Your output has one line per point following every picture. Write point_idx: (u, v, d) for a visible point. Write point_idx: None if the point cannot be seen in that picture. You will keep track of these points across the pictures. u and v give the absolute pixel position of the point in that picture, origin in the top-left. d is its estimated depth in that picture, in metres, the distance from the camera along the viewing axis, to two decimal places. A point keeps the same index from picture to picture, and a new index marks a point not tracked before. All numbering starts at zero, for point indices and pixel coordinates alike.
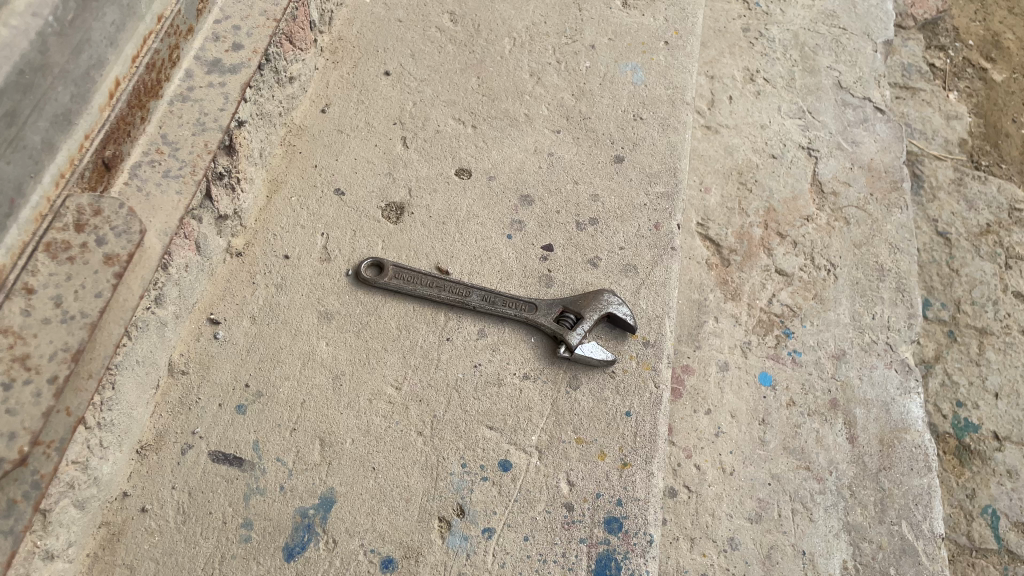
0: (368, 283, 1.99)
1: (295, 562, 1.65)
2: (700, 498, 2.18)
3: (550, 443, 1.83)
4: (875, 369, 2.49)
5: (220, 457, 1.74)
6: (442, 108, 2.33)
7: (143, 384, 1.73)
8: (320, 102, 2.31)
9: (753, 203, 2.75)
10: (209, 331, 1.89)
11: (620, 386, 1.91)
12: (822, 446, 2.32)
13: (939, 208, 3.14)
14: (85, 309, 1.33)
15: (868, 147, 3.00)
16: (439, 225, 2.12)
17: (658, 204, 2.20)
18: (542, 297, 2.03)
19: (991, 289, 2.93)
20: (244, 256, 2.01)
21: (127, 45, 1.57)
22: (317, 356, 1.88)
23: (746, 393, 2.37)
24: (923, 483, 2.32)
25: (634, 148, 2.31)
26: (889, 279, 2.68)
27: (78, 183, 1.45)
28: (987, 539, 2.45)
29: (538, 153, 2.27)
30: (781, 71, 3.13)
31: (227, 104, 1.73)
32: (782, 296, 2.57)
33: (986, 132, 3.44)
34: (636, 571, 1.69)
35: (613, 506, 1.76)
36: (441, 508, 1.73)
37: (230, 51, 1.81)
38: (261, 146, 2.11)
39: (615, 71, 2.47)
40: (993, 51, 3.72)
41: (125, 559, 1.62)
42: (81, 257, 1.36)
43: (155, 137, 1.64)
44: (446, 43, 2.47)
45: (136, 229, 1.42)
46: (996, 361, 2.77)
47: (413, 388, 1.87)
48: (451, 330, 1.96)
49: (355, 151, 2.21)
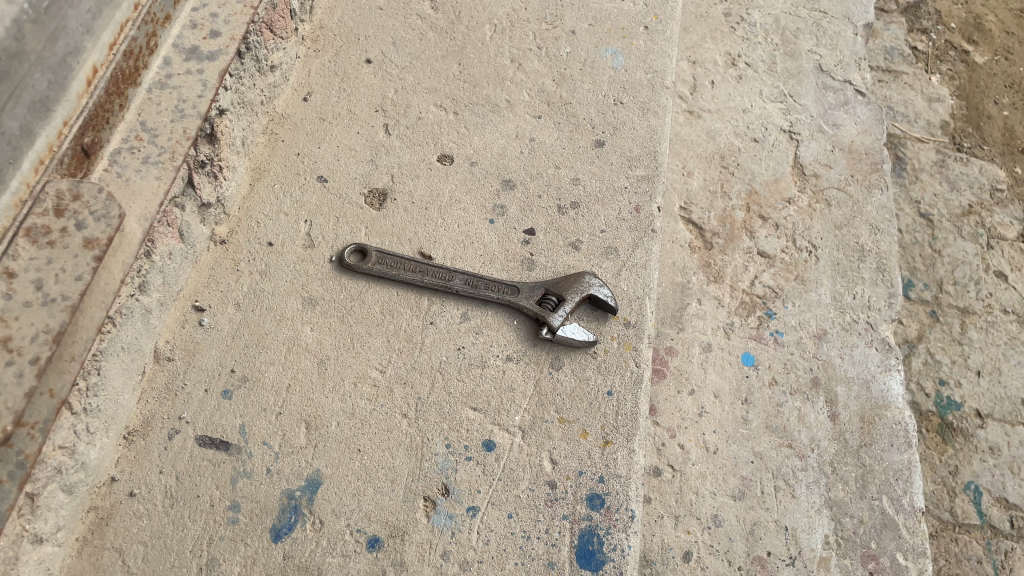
0: (352, 269, 2.01)
1: (282, 543, 1.67)
2: (684, 476, 2.21)
3: (533, 423, 1.85)
4: (856, 348, 2.52)
5: (207, 441, 1.76)
6: (424, 95, 2.35)
7: (129, 370, 1.75)
8: (302, 91, 2.32)
9: (735, 186, 2.77)
10: (194, 318, 1.91)
11: (602, 366, 1.94)
12: (804, 424, 2.36)
13: (922, 189, 3.17)
14: (66, 292, 1.35)
15: (848, 129, 3.03)
16: (422, 210, 2.14)
17: (638, 187, 2.23)
18: (524, 280, 2.05)
19: (973, 270, 2.97)
20: (228, 243, 2.03)
21: (103, 33, 1.60)
22: (302, 341, 1.90)
23: (729, 373, 2.40)
24: (903, 458, 2.36)
25: (615, 132, 2.33)
26: (869, 259, 2.71)
27: (57, 170, 1.47)
28: (970, 514, 2.49)
29: (520, 139, 2.29)
30: (762, 55, 3.15)
31: (205, 91, 1.74)
32: (764, 278, 2.61)
33: (968, 114, 3.47)
34: (618, 546, 1.73)
35: (595, 483, 1.79)
36: (426, 488, 1.76)
37: (208, 38, 1.82)
38: (244, 135, 2.13)
39: (596, 56, 2.49)
40: (975, 34, 3.75)
41: (114, 543, 1.65)
42: (61, 241, 1.38)
43: (134, 124, 1.65)
44: (427, 31, 2.49)
45: (115, 214, 1.44)
46: (978, 340, 2.81)
47: (397, 371, 1.89)
48: (435, 314, 1.98)
49: (337, 138, 2.23)
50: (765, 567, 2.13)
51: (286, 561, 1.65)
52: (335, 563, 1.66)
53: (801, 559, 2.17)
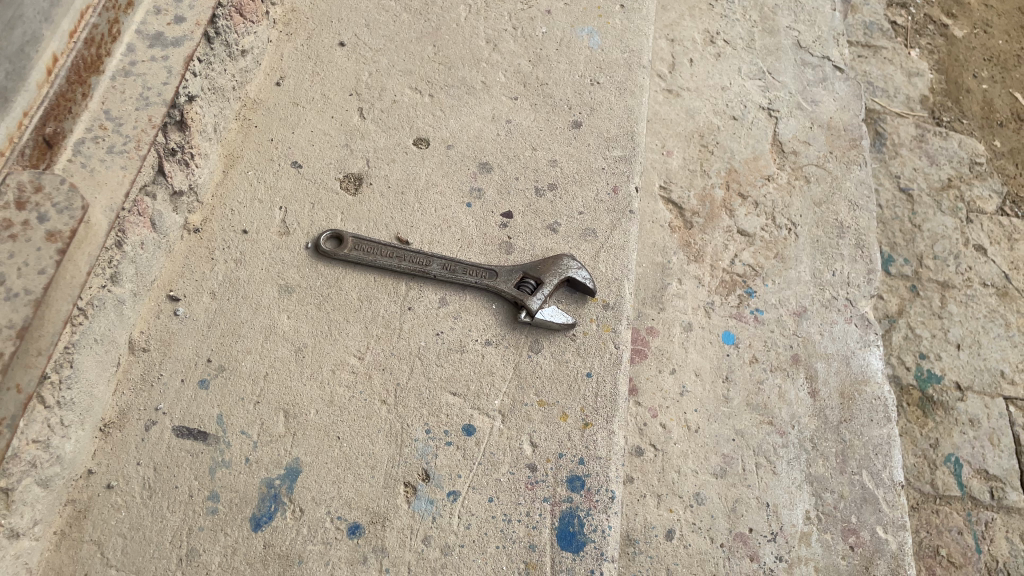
0: (328, 255, 1.99)
1: (262, 532, 1.67)
2: (666, 455, 2.22)
3: (513, 407, 1.85)
4: (835, 324, 2.53)
5: (185, 432, 1.75)
6: (398, 77, 2.32)
7: (103, 362, 1.73)
8: (274, 75, 2.29)
9: (714, 164, 2.77)
10: (169, 308, 1.89)
11: (581, 348, 1.94)
12: (785, 401, 2.37)
13: (902, 164, 3.18)
14: (30, 286, 1.35)
15: (827, 106, 3.02)
16: (399, 195, 2.12)
17: (616, 168, 2.22)
18: (502, 264, 2.04)
19: (952, 244, 2.99)
20: (202, 232, 2.01)
21: (63, 21, 1.60)
22: (279, 329, 1.89)
23: (709, 351, 2.40)
24: (883, 433, 2.38)
25: (591, 112, 2.32)
26: (849, 236, 2.72)
27: (19, 161, 1.46)
28: (951, 486, 2.52)
29: (496, 121, 2.28)
30: (740, 32, 3.13)
31: (170, 78, 1.72)
32: (744, 257, 2.61)
33: (948, 88, 3.47)
34: (599, 527, 1.74)
35: (575, 465, 1.79)
36: (406, 474, 1.76)
37: (172, 24, 1.79)
38: (215, 121, 2.10)
39: (572, 36, 2.47)
40: (954, 7, 3.74)
41: (93, 535, 1.64)
42: (24, 234, 1.38)
43: (97, 113, 1.62)
44: (400, 12, 2.45)
45: (78, 205, 1.43)
46: (958, 314, 2.83)
47: (376, 358, 1.88)
48: (413, 299, 1.97)
49: (311, 123, 2.20)
50: (747, 543, 2.15)
51: (267, 549, 1.65)
52: (316, 550, 1.66)
53: (782, 535, 2.18)
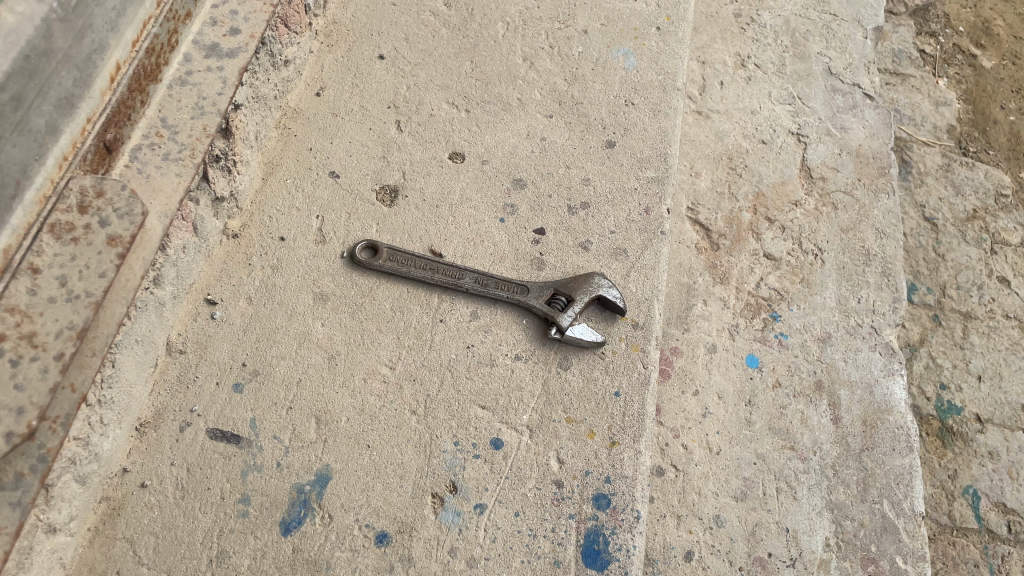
0: (363, 265, 2.02)
1: (291, 537, 1.69)
2: (687, 476, 2.23)
3: (541, 422, 1.87)
4: (860, 352, 2.54)
5: (218, 434, 1.78)
6: (436, 92, 2.35)
7: (142, 362, 1.76)
8: (314, 85, 2.33)
9: (742, 188, 2.79)
10: (206, 312, 1.92)
11: (610, 367, 1.95)
12: (807, 427, 2.37)
13: (927, 193, 3.18)
14: (90, 289, 1.40)
15: (856, 133, 3.03)
16: (433, 208, 2.15)
17: (648, 189, 2.24)
18: (533, 280, 2.06)
19: (976, 275, 2.99)
20: (240, 237, 2.04)
21: (127, 30, 1.61)
22: (313, 336, 1.92)
23: (733, 374, 2.41)
24: (905, 463, 2.38)
25: (625, 133, 2.34)
26: (875, 263, 2.73)
27: (81, 166, 1.50)
28: (968, 518, 2.51)
29: (531, 138, 2.30)
30: (772, 56, 3.15)
31: (225, 89, 1.78)
32: (770, 280, 2.62)
33: (975, 119, 3.47)
34: (623, 546, 1.75)
35: (601, 483, 1.81)
36: (434, 485, 1.78)
37: (227, 36, 1.85)
38: (257, 129, 2.14)
39: (608, 56, 2.50)
40: (983, 37, 3.75)
41: (125, 534, 1.67)
42: (85, 238, 1.42)
43: (154, 121, 1.68)
44: (439, 27, 2.49)
45: (138, 211, 1.48)
46: (979, 345, 2.83)
47: (407, 368, 1.90)
48: (444, 311, 2.00)
49: (349, 134, 2.24)
50: (766, 567, 2.15)
51: (296, 554, 1.67)
52: (344, 557, 1.68)
53: (801, 561, 2.19)
